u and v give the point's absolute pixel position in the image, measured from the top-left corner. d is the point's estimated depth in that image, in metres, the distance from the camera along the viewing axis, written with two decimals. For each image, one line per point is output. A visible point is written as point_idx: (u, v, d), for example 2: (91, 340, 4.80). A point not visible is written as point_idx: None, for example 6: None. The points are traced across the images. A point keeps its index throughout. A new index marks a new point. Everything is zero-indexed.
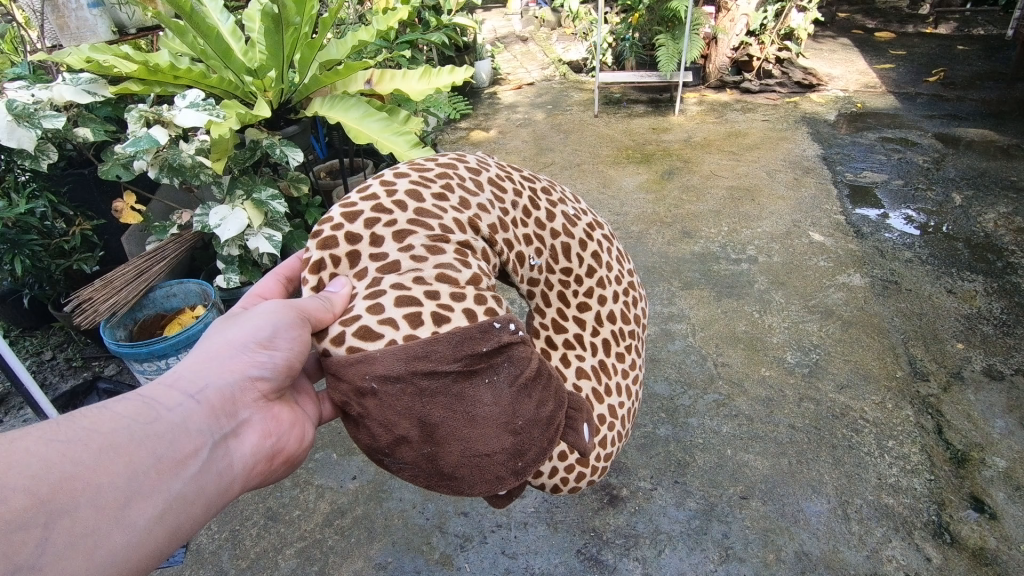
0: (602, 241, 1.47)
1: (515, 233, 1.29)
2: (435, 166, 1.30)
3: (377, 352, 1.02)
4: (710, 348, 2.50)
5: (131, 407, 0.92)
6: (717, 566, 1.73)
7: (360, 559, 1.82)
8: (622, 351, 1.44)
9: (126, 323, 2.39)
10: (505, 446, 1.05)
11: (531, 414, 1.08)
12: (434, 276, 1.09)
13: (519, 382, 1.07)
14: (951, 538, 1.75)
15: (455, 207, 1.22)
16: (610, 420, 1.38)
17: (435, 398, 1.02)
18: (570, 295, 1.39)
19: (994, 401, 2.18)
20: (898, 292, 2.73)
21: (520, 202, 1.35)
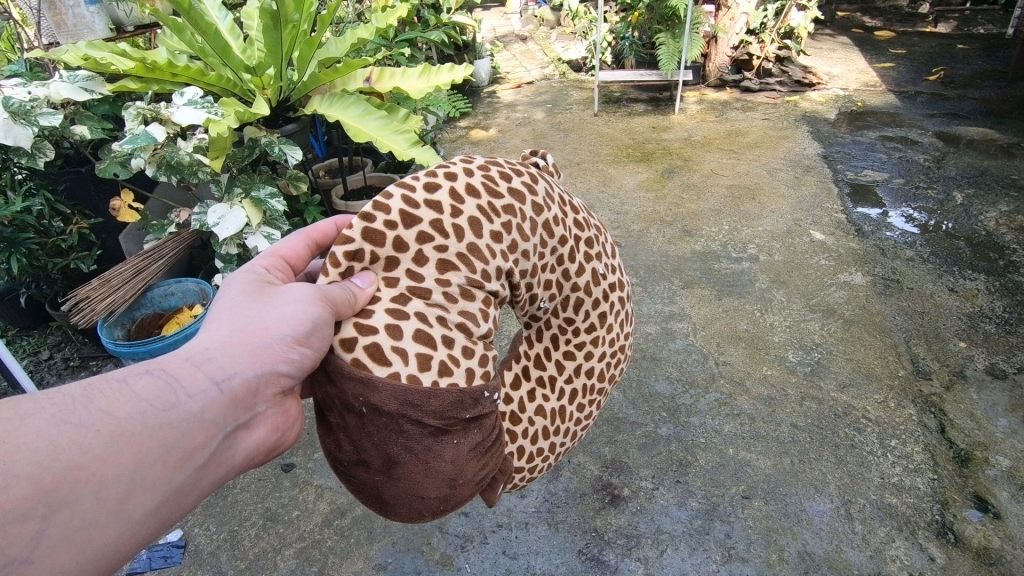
0: (617, 310, 1.45)
1: (538, 280, 1.28)
2: (507, 192, 1.23)
3: (380, 380, 1.02)
4: (711, 347, 2.49)
5: (151, 386, 0.88)
6: (720, 566, 1.71)
7: (360, 560, 1.80)
8: (586, 403, 1.43)
9: (124, 323, 2.38)
10: (439, 495, 1.11)
11: (472, 475, 1.13)
12: (455, 323, 1.10)
13: (478, 449, 1.12)
14: (953, 538, 1.74)
15: (503, 250, 1.18)
16: (546, 455, 1.40)
17: (406, 441, 1.05)
18: (562, 341, 1.40)
19: (998, 400, 2.16)
20: (900, 291, 2.71)
21: (559, 249, 1.31)
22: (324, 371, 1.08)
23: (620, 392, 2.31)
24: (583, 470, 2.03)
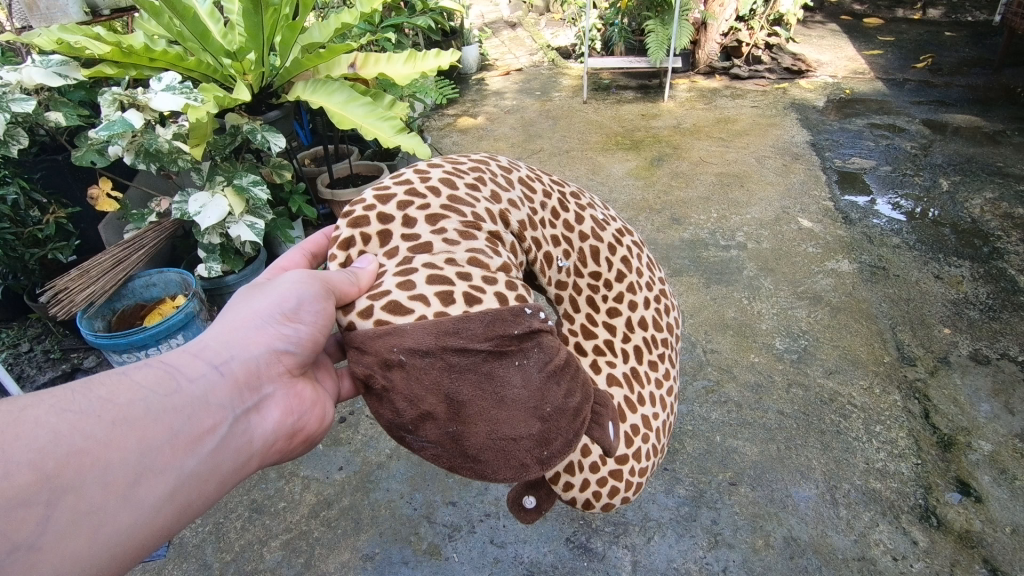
0: (631, 250, 1.42)
1: (544, 233, 1.25)
2: (467, 162, 1.27)
3: (407, 325, 0.97)
4: (699, 336, 2.49)
5: (150, 376, 0.87)
6: (706, 552, 1.72)
7: (347, 550, 1.80)
8: (655, 359, 1.38)
9: (105, 314, 2.33)
10: (532, 432, 0.98)
11: (559, 402, 1.01)
12: (467, 260, 1.05)
13: (548, 369, 1.02)
14: (937, 522, 1.75)
15: (487, 199, 1.18)
16: (645, 431, 1.30)
17: (464, 376, 0.96)
18: (600, 300, 1.33)
19: (981, 385, 2.19)
20: (886, 279, 2.73)
21: (548, 202, 1.31)
22: (357, 346, 1.00)
23: None
24: None
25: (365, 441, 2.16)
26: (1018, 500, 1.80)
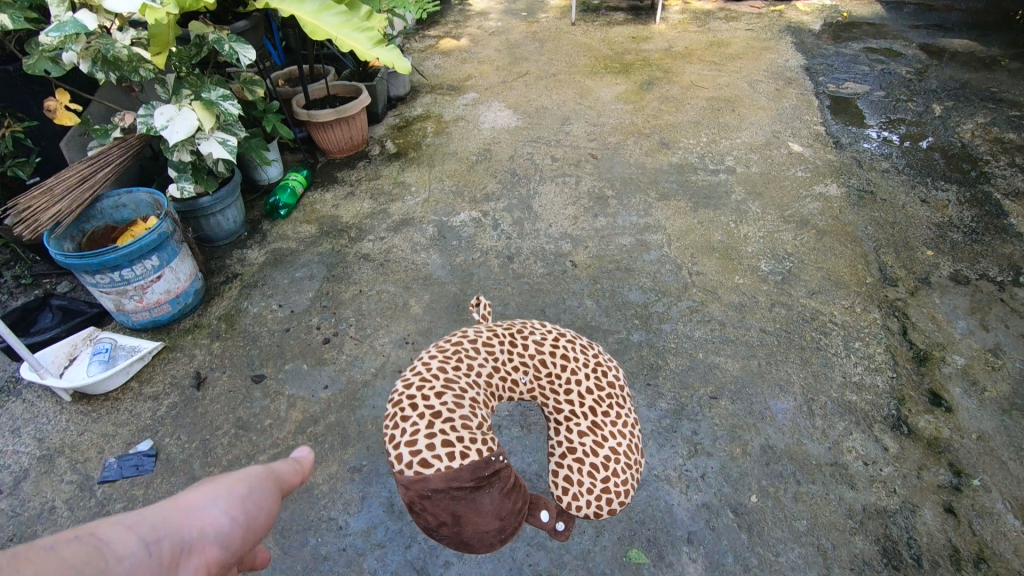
0: (571, 344, 1.53)
1: (500, 354, 1.48)
2: (454, 342, 1.49)
3: (432, 475, 1.22)
4: (685, 258, 2.48)
5: (78, 553, 0.66)
6: (686, 460, 1.78)
7: (335, 463, 1.83)
8: (609, 407, 1.43)
9: (74, 235, 2.26)
10: (495, 526, 1.28)
11: (513, 505, 1.31)
12: (460, 429, 1.27)
13: (508, 489, 1.30)
14: (907, 430, 1.82)
15: (461, 372, 1.40)
16: (615, 457, 1.38)
17: (458, 501, 1.24)
18: (551, 365, 1.48)
19: (959, 304, 2.21)
20: (873, 202, 2.71)
21: (499, 337, 1.52)
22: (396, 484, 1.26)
23: (593, 301, 2.31)
24: None
25: (350, 361, 2.15)
26: (986, 409, 1.86)
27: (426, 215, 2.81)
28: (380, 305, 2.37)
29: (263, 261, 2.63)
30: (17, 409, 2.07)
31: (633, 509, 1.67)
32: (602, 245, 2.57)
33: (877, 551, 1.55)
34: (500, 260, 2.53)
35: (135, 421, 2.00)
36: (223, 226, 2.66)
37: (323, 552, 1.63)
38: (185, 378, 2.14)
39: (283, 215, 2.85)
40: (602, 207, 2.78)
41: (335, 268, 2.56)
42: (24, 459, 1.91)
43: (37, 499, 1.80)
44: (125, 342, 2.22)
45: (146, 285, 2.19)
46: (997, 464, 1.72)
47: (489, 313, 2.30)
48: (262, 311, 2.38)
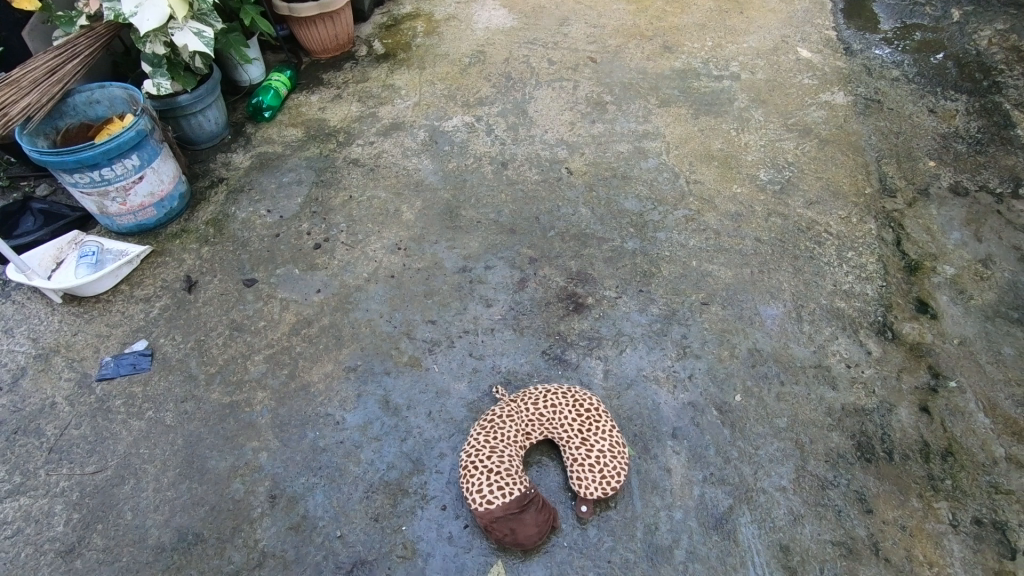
0: (566, 397, 1.69)
1: (514, 419, 1.64)
2: (482, 425, 1.64)
3: (490, 519, 1.46)
4: (683, 167, 2.42)
5: None
6: (674, 361, 1.82)
7: (331, 363, 1.87)
8: (598, 425, 1.63)
9: (48, 133, 2.17)
10: (537, 522, 1.47)
11: (544, 505, 1.50)
12: (503, 489, 1.49)
13: (541, 500, 1.50)
14: (891, 335, 1.85)
15: (492, 450, 1.57)
16: (609, 460, 1.57)
17: (503, 520, 1.45)
18: (551, 415, 1.65)
19: (955, 215, 2.18)
20: (880, 111, 2.62)
21: (509, 408, 1.67)
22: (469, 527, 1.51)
23: (588, 209, 2.28)
24: (548, 282, 2.05)
25: (342, 266, 2.14)
26: (970, 316, 1.88)
27: (416, 120, 2.70)
28: (371, 211, 2.32)
29: (249, 165, 2.55)
30: (7, 310, 2.07)
31: (621, 407, 1.73)
32: (599, 152, 2.49)
33: (850, 445, 1.63)
34: (494, 167, 2.46)
35: (128, 323, 2.01)
36: (205, 128, 2.55)
37: (322, 444, 1.69)
38: (176, 281, 2.12)
39: (266, 118, 2.73)
40: (600, 114, 2.68)
41: (323, 173, 2.49)
42: (21, 358, 1.93)
43: (37, 395, 1.84)
44: (112, 246, 2.17)
45: (128, 186, 2.12)
46: (975, 367, 1.76)
47: (482, 220, 2.26)
48: (250, 216, 2.34)
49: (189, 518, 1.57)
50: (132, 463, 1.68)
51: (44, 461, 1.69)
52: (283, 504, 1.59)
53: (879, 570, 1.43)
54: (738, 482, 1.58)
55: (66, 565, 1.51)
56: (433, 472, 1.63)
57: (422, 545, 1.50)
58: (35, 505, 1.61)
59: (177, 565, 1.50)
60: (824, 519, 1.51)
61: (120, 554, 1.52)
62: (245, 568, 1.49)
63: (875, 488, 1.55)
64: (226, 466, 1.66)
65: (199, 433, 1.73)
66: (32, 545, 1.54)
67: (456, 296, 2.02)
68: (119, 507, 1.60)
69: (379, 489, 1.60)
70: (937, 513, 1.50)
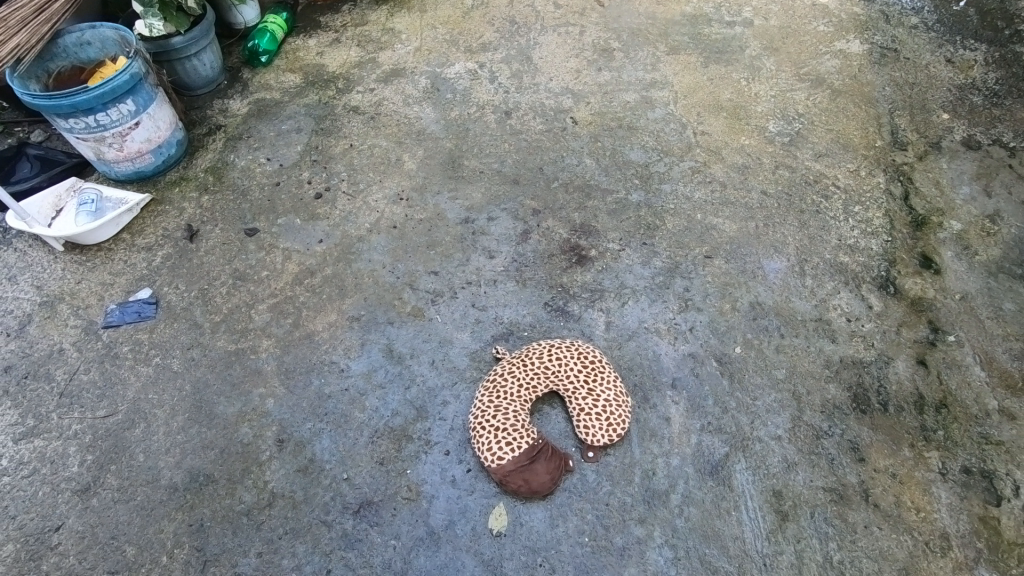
0: (567, 350, 1.71)
1: (518, 374, 1.67)
2: (487, 383, 1.67)
3: (503, 473, 1.51)
4: (691, 117, 2.36)
5: None
6: (676, 314, 1.83)
7: (334, 313, 1.88)
8: (600, 375, 1.66)
9: (39, 76, 2.11)
10: (549, 472, 1.52)
11: (554, 455, 1.55)
12: (512, 443, 1.53)
13: (551, 450, 1.55)
14: (893, 290, 1.85)
15: (499, 406, 1.61)
16: (613, 408, 1.61)
17: (516, 474, 1.51)
18: (555, 367, 1.68)
19: (965, 169, 2.13)
20: (896, 61, 2.52)
21: (512, 364, 1.69)
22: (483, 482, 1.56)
23: (593, 160, 2.24)
24: (551, 234, 2.04)
25: (343, 216, 2.12)
26: (973, 272, 1.87)
27: (417, 66, 2.62)
28: (372, 160, 2.29)
29: (247, 112, 2.49)
30: (10, 258, 2.07)
31: (622, 358, 1.75)
32: (605, 102, 2.43)
33: (847, 397, 1.65)
34: (497, 116, 2.41)
35: (131, 271, 2.01)
36: (201, 73, 2.49)
37: (327, 391, 1.72)
38: (177, 230, 2.11)
39: (263, 63, 2.66)
40: (607, 61, 2.59)
41: (323, 121, 2.43)
42: (27, 305, 1.94)
43: (45, 341, 1.86)
44: (111, 193, 2.15)
45: (125, 132, 2.08)
46: (974, 322, 1.77)
47: (485, 170, 2.23)
48: (250, 164, 2.30)
49: (200, 460, 1.62)
50: (142, 407, 1.72)
51: (56, 405, 1.73)
52: (291, 447, 1.63)
53: (867, 515, 1.48)
54: (735, 431, 1.61)
55: (83, 503, 1.56)
56: (436, 418, 1.66)
57: (425, 488, 1.55)
58: (50, 447, 1.65)
59: (190, 503, 1.55)
60: (817, 466, 1.55)
61: (134, 493, 1.57)
62: (256, 507, 1.54)
63: (868, 437, 1.59)
64: (234, 411, 1.70)
65: (206, 380, 1.76)
66: (49, 483, 1.59)
67: (459, 247, 2.02)
68: (131, 449, 1.64)
69: (384, 434, 1.64)
70: (927, 462, 1.54)
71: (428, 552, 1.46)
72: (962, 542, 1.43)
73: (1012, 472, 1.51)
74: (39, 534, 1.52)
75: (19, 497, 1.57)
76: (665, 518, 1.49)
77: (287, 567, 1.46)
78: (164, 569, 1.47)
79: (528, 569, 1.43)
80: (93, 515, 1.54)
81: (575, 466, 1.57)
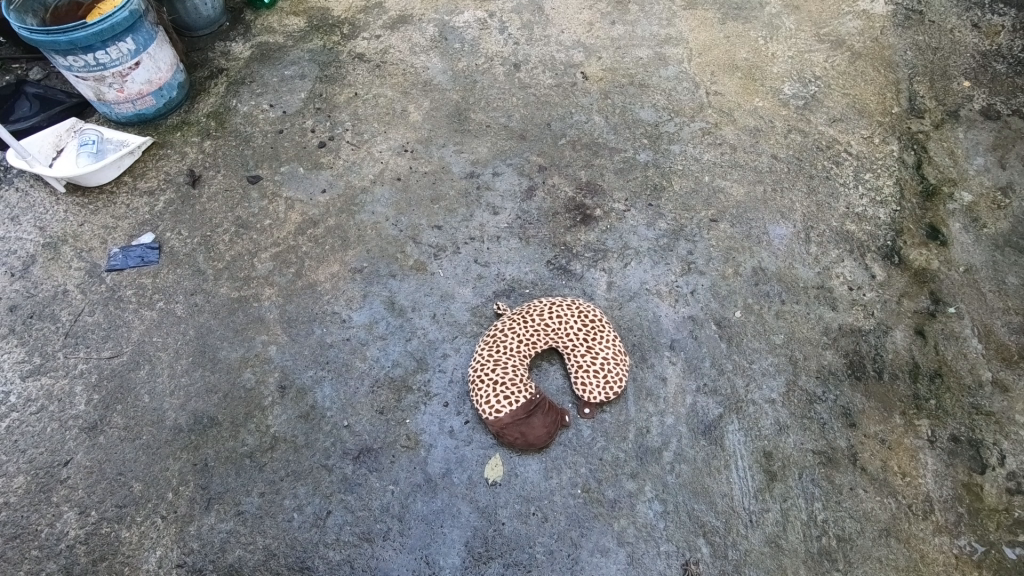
0: (568, 308, 1.72)
1: (518, 330, 1.68)
2: (487, 339, 1.69)
3: (499, 426, 1.54)
4: (704, 76, 2.30)
5: None
6: (678, 277, 1.83)
7: (337, 264, 1.88)
8: (599, 335, 1.68)
9: (36, 10, 2.06)
10: (544, 427, 1.55)
11: (550, 411, 1.58)
12: (509, 397, 1.56)
13: (547, 405, 1.58)
14: (898, 260, 1.84)
15: (498, 361, 1.63)
16: (610, 367, 1.63)
17: (511, 427, 1.54)
18: (554, 325, 1.69)
19: (981, 140, 2.09)
20: (920, 24, 2.42)
21: (512, 320, 1.71)
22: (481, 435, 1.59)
23: (601, 117, 2.20)
24: (556, 192, 2.02)
25: (347, 166, 2.10)
26: (980, 244, 1.86)
27: (425, 13, 2.54)
28: (377, 110, 2.24)
29: (249, 56, 2.43)
30: (12, 198, 2.06)
31: (622, 317, 1.76)
32: (617, 57, 2.37)
33: (843, 363, 1.67)
34: (505, 68, 2.35)
35: (134, 215, 2.00)
36: (202, 13, 2.42)
37: (329, 340, 1.74)
38: (179, 175, 2.09)
39: (266, 5, 2.58)
40: (621, 14, 2.51)
41: (327, 68, 2.38)
42: (30, 245, 1.95)
43: (49, 282, 1.87)
44: (112, 135, 2.12)
45: (125, 71, 2.04)
46: (976, 294, 1.76)
47: (492, 124, 2.19)
48: (252, 110, 2.26)
49: (204, 403, 1.65)
50: (146, 349, 1.74)
51: (61, 345, 1.75)
52: (293, 394, 1.66)
53: (854, 477, 1.51)
54: (730, 393, 1.63)
55: (90, 439, 1.60)
56: (436, 370, 1.69)
57: (424, 437, 1.59)
58: (57, 385, 1.68)
59: (194, 444, 1.60)
60: (808, 430, 1.58)
61: (141, 432, 1.61)
62: (258, 450, 1.58)
63: (861, 404, 1.61)
64: (237, 357, 1.72)
65: (210, 325, 1.78)
66: (57, 420, 1.63)
67: (463, 202, 2.00)
68: (136, 390, 1.68)
69: (384, 384, 1.67)
70: (917, 429, 1.57)
71: (424, 498, 1.51)
72: (943, 506, 1.47)
73: (999, 441, 1.54)
74: (48, 467, 1.56)
75: (28, 432, 1.61)
76: (657, 473, 1.53)
77: (288, 507, 1.51)
78: (171, 505, 1.52)
79: (522, 517, 1.48)
80: (100, 451, 1.59)
81: (571, 422, 1.60)
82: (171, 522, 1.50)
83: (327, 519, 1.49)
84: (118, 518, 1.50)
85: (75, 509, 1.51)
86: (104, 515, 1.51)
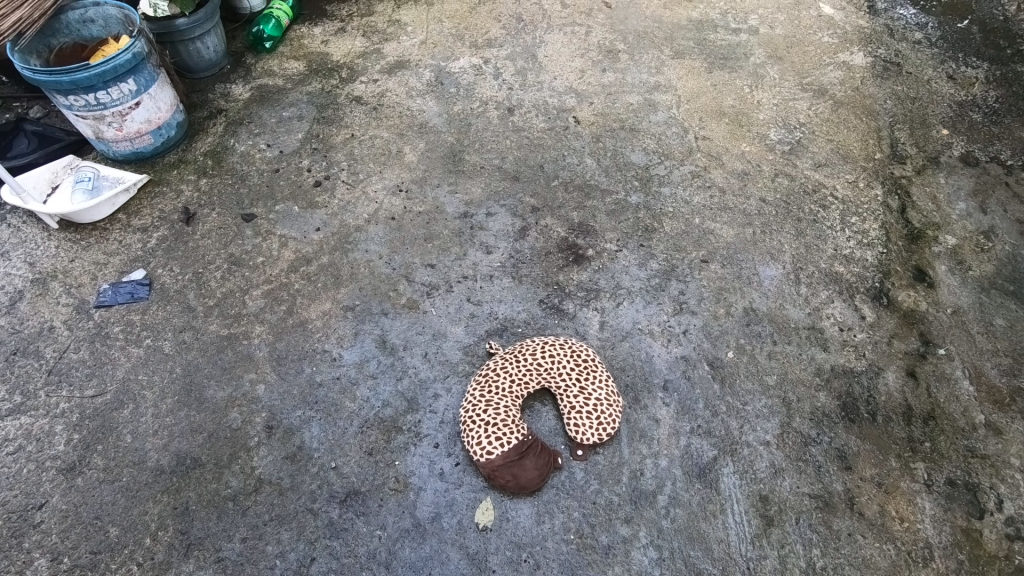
0: (560, 347, 1.72)
1: (510, 369, 1.67)
2: (480, 379, 1.67)
3: (490, 469, 1.51)
4: (693, 122, 2.37)
5: None
6: (671, 316, 1.84)
7: (328, 301, 1.88)
8: (592, 375, 1.67)
9: (40, 51, 2.12)
10: (535, 469, 1.52)
11: (542, 453, 1.55)
12: (501, 440, 1.53)
13: (539, 447, 1.55)
14: (886, 302, 1.86)
15: (490, 403, 1.61)
16: (603, 408, 1.62)
17: (502, 470, 1.51)
18: (547, 365, 1.68)
19: (963, 185, 2.14)
20: (898, 75, 2.52)
21: (504, 359, 1.70)
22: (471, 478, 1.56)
23: (593, 160, 2.24)
24: (549, 232, 2.04)
25: (342, 206, 2.11)
26: (966, 286, 1.88)
27: (422, 59, 2.62)
28: (373, 151, 2.28)
29: (248, 97, 2.48)
30: (4, 234, 2.05)
31: (615, 357, 1.76)
32: (608, 102, 2.44)
33: (836, 406, 1.66)
34: (499, 112, 2.41)
35: (126, 252, 2.00)
36: (204, 56, 2.49)
37: (318, 379, 1.72)
38: (173, 213, 2.10)
39: (267, 49, 2.65)
40: (612, 62, 2.60)
41: (325, 110, 2.43)
42: (18, 281, 1.93)
43: (36, 318, 1.85)
44: (108, 172, 2.14)
45: (125, 111, 2.07)
46: (965, 336, 1.78)
47: (486, 165, 2.23)
48: (250, 150, 2.29)
49: (188, 444, 1.61)
50: (132, 387, 1.71)
51: (44, 383, 1.71)
52: (280, 434, 1.62)
53: (851, 523, 1.49)
54: (724, 435, 1.62)
55: (67, 482, 1.55)
56: (427, 411, 1.66)
57: (413, 479, 1.55)
58: (37, 424, 1.64)
59: (176, 487, 1.55)
60: (804, 473, 1.56)
61: (120, 474, 1.57)
62: (242, 493, 1.53)
63: (855, 446, 1.60)
64: (224, 396, 1.69)
65: (197, 363, 1.75)
66: (34, 461, 1.58)
67: (457, 241, 2.01)
68: (118, 430, 1.63)
69: (374, 425, 1.63)
70: (914, 473, 1.55)
71: (413, 544, 1.46)
72: (943, 553, 1.44)
73: (995, 485, 1.52)
74: (22, 511, 1.51)
75: (4, 474, 1.56)
76: (652, 518, 1.49)
77: (271, 553, 1.45)
78: (148, 551, 1.46)
79: (513, 564, 1.43)
80: (77, 494, 1.53)
81: (564, 464, 1.58)
82: (148, 570, 1.43)
83: (311, 567, 1.43)
84: (92, 565, 1.44)
85: (47, 555, 1.45)
86: (77, 562, 1.44)
